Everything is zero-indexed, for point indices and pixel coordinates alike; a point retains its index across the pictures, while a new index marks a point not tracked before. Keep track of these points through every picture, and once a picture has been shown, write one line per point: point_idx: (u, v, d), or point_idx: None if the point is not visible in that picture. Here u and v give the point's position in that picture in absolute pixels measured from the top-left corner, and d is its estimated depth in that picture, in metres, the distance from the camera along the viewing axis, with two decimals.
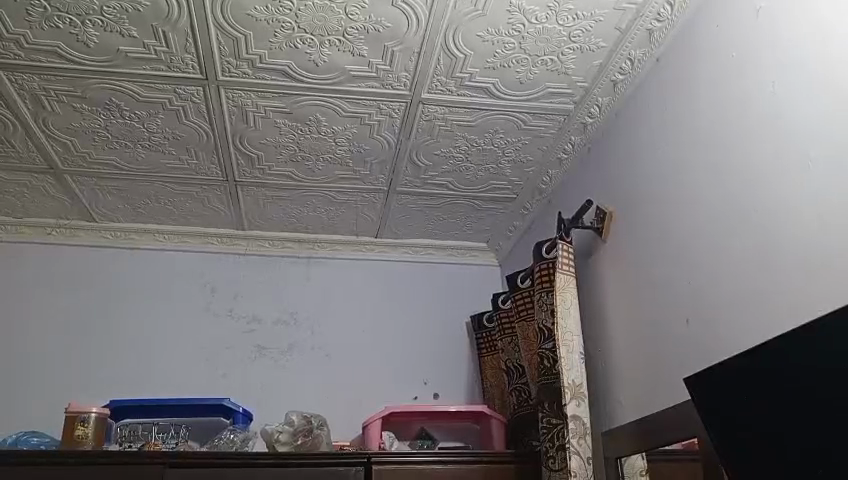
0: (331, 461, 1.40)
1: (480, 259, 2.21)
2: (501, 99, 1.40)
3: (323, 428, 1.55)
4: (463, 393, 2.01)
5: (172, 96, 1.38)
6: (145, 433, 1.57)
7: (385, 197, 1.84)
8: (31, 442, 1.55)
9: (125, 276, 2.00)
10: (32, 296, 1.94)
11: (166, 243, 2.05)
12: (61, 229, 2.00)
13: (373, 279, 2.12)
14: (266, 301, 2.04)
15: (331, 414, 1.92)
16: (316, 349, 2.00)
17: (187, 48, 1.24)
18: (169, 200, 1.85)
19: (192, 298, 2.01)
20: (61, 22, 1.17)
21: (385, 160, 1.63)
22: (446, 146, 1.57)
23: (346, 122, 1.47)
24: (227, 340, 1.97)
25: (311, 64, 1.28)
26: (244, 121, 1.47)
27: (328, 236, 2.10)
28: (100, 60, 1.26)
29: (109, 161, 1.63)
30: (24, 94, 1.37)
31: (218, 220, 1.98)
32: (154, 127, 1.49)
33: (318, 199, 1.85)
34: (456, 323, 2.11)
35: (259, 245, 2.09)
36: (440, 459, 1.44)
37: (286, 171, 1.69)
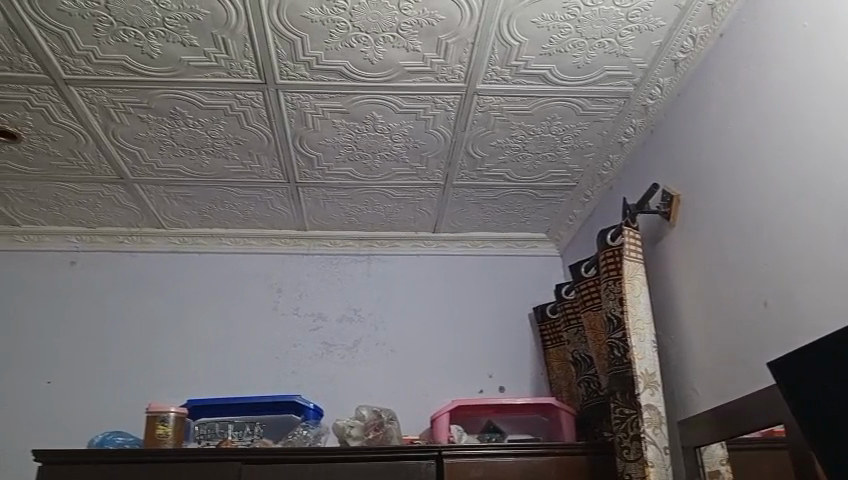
0: (404, 455, 1.41)
1: (540, 250, 2.18)
2: (558, 85, 1.37)
3: (394, 422, 1.57)
4: (529, 386, 2.00)
5: (233, 102, 1.41)
6: (222, 430, 1.61)
7: (443, 191, 1.83)
8: (116, 441, 1.61)
9: (196, 279, 2.07)
10: (109, 302, 2.02)
11: (232, 246, 2.11)
12: (133, 237, 2.08)
13: (433, 275, 2.13)
14: (329, 299, 2.07)
15: (398, 407, 1.94)
16: (380, 346, 2.01)
17: (246, 54, 1.26)
18: (233, 204, 1.90)
19: (259, 298, 2.06)
20: (127, 36, 1.21)
21: (443, 154, 1.63)
22: (504, 136, 1.56)
23: (402, 118, 1.48)
24: (294, 339, 2.01)
25: (366, 62, 1.29)
26: (303, 123, 1.49)
27: (387, 233, 2.11)
28: (164, 71, 1.30)
29: (177, 168, 1.69)
30: (94, 108, 1.43)
31: (280, 222, 2.02)
32: (216, 133, 1.53)
33: (376, 196, 1.86)
34: (519, 315, 2.09)
35: (321, 245, 2.12)
36: (511, 452, 1.43)
37: (345, 170, 1.71)
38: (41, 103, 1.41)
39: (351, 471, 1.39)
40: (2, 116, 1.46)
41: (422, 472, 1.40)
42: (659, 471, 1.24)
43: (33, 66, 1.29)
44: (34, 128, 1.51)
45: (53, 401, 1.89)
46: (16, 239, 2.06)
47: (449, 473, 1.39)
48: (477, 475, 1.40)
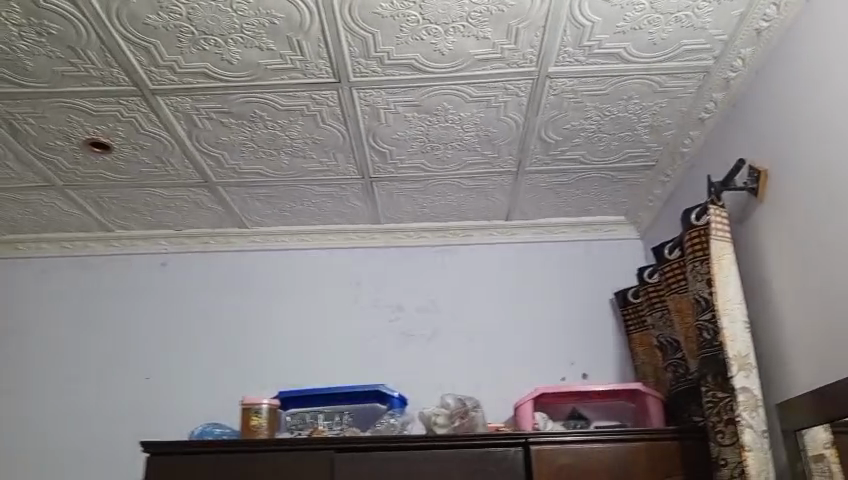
0: (492, 442, 1.42)
1: (619, 233, 2.14)
2: (632, 63, 1.34)
3: (479, 409, 1.59)
4: (613, 372, 1.97)
5: (309, 102, 1.45)
6: (312, 420, 1.67)
7: (516, 178, 1.82)
8: (215, 433, 1.69)
9: (279, 276, 2.14)
10: (199, 301, 2.12)
11: (311, 242, 2.17)
12: (218, 237, 2.17)
13: (508, 263, 2.12)
14: (407, 291, 2.10)
15: (481, 396, 1.95)
16: (459, 335, 2.03)
17: (320, 54, 1.29)
18: (311, 202, 1.95)
19: (340, 292, 2.11)
20: (208, 44, 1.26)
21: (515, 140, 1.62)
22: (578, 119, 1.53)
23: (474, 107, 1.48)
24: (374, 330, 2.05)
25: (436, 54, 1.30)
26: (376, 119, 1.52)
27: (460, 223, 2.12)
28: (243, 75, 1.35)
29: (258, 170, 1.75)
30: (180, 115, 1.50)
31: (355, 217, 2.06)
32: (294, 133, 1.57)
33: (449, 187, 1.87)
34: (599, 300, 2.06)
35: (396, 237, 2.15)
36: (599, 437, 1.42)
37: (417, 163, 1.72)
38: (131, 114, 1.49)
39: (439, 459, 1.41)
40: (96, 129, 1.55)
41: (509, 459, 1.40)
42: (758, 455, 1.21)
43: (122, 79, 1.37)
44: (125, 138, 1.59)
45: (155, 395, 2.00)
46: (112, 244, 2.18)
47: (538, 459, 1.39)
48: (566, 462, 1.39)
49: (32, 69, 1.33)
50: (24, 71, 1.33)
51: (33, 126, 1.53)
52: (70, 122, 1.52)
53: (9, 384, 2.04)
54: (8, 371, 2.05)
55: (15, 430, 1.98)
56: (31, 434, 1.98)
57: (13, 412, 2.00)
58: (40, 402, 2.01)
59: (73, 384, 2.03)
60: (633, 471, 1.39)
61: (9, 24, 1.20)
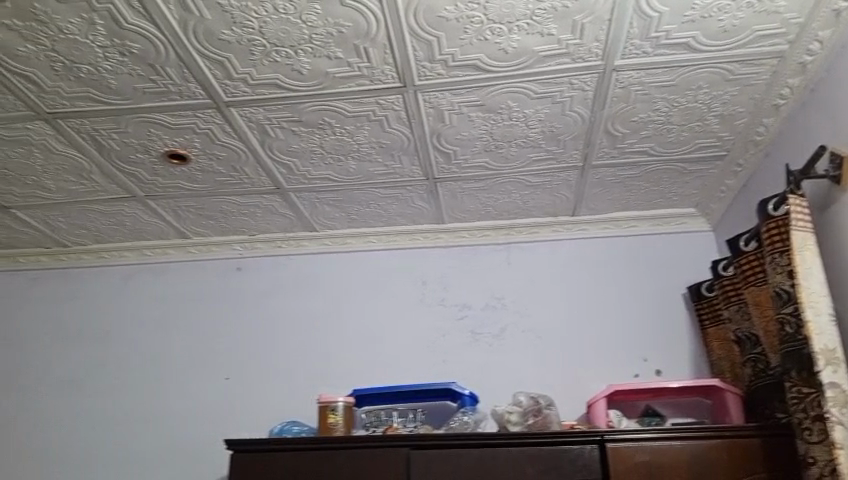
0: (567, 439, 1.41)
1: (689, 226, 2.09)
2: (702, 51, 1.31)
3: (553, 407, 1.58)
4: (688, 368, 1.93)
5: (375, 107, 1.48)
6: (387, 418, 1.71)
7: (582, 173, 1.81)
8: (294, 431, 1.75)
9: (347, 277, 2.19)
10: (271, 303, 2.19)
11: (378, 244, 2.20)
12: (289, 241, 2.23)
13: (575, 259, 2.11)
14: (474, 289, 2.10)
15: (554, 393, 1.94)
16: (527, 333, 2.02)
17: (386, 60, 1.32)
18: (377, 204, 1.99)
19: (408, 292, 2.14)
20: (278, 55, 1.30)
21: (581, 135, 1.61)
22: (646, 111, 1.51)
23: (538, 104, 1.47)
24: (442, 328, 2.07)
25: (500, 53, 1.30)
26: (440, 120, 1.53)
27: (525, 221, 2.12)
28: (312, 84, 1.39)
29: (326, 175, 1.79)
30: (252, 125, 1.55)
31: (420, 217, 2.09)
32: (361, 138, 1.61)
33: (514, 185, 1.87)
34: (671, 295, 2.02)
35: (461, 237, 2.17)
36: (677, 435, 1.39)
37: (482, 162, 1.73)
38: (206, 125, 1.55)
39: (515, 456, 1.40)
40: (174, 141, 1.62)
41: (585, 456, 1.39)
42: None
43: (199, 93, 1.43)
44: (202, 149, 1.66)
45: (234, 394, 2.08)
46: (189, 250, 2.27)
47: (615, 455, 1.38)
48: (644, 460, 1.37)
49: (116, 87, 1.40)
50: (108, 90, 1.41)
51: (117, 141, 1.62)
52: (151, 136, 1.60)
53: (99, 386, 2.15)
54: (97, 373, 2.17)
55: (105, 429, 2.09)
56: (120, 434, 2.08)
57: (103, 413, 2.11)
58: (127, 403, 2.11)
59: (157, 385, 2.13)
60: (714, 468, 1.36)
61: (95, 46, 1.28)
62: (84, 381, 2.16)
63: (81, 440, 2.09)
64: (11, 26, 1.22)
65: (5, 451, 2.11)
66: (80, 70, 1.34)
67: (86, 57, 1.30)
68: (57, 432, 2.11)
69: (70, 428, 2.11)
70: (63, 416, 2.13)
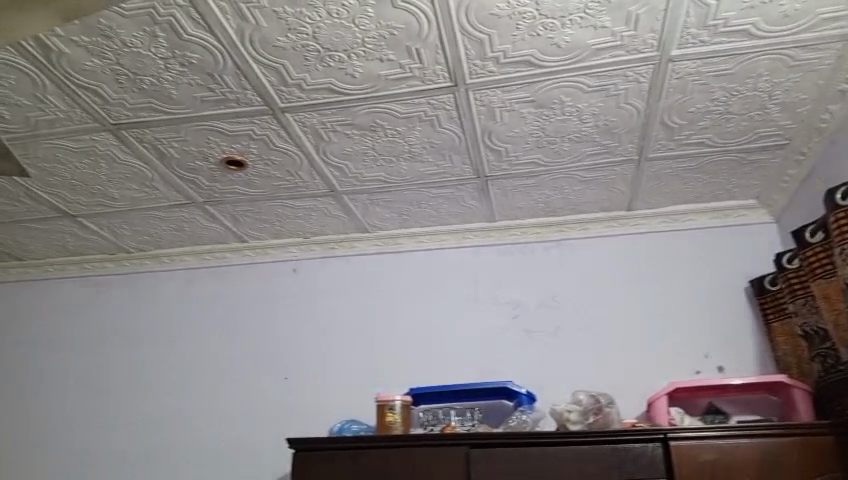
0: (630, 438, 1.38)
1: (750, 218, 2.03)
2: (762, 38, 1.27)
3: (613, 406, 1.56)
4: (752, 364, 1.87)
5: (427, 108, 1.49)
6: (445, 417, 1.71)
7: (636, 167, 1.78)
8: (353, 429, 1.77)
9: (401, 277, 2.21)
10: (326, 303, 2.22)
11: (430, 243, 2.21)
12: (342, 243, 2.27)
13: (631, 255, 2.07)
14: (527, 287, 2.09)
15: (612, 391, 1.91)
16: (583, 331, 2.00)
17: (437, 60, 1.32)
18: (429, 204, 2.00)
19: (460, 290, 2.14)
20: (332, 60, 1.32)
21: (636, 128, 1.58)
22: (704, 101, 1.47)
23: (592, 98, 1.46)
24: (496, 327, 2.06)
25: (553, 48, 1.29)
26: (492, 118, 1.53)
27: (578, 217, 2.09)
28: (365, 87, 1.41)
29: (378, 176, 1.81)
30: (307, 130, 1.58)
31: (471, 216, 2.09)
32: (413, 139, 1.62)
33: (566, 180, 1.85)
34: (733, 289, 1.97)
35: (512, 234, 2.16)
36: (744, 433, 1.35)
37: (533, 158, 1.72)
38: (263, 131, 1.59)
39: (576, 454, 1.39)
40: (232, 147, 1.66)
41: (649, 455, 1.37)
42: None
43: (255, 100, 1.46)
44: (258, 155, 1.70)
45: (291, 394, 2.12)
46: (246, 253, 2.33)
47: (679, 454, 1.35)
48: (710, 459, 1.34)
49: (176, 97, 1.45)
50: (169, 100, 1.45)
51: (177, 149, 1.67)
52: (209, 143, 1.64)
53: (162, 387, 2.22)
54: (161, 375, 2.24)
55: (169, 429, 2.16)
56: (183, 433, 2.14)
57: (166, 413, 2.18)
58: (190, 403, 2.18)
59: (218, 386, 2.18)
60: (784, 467, 1.32)
61: (157, 58, 1.32)
62: (148, 383, 2.24)
63: (146, 439, 2.16)
64: (79, 42, 1.27)
65: (77, 452, 2.19)
66: (142, 81, 1.39)
67: (148, 69, 1.35)
68: (124, 432, 2.18)
69: (136, 428, 2.18)
70: (129, 416, 2.20)
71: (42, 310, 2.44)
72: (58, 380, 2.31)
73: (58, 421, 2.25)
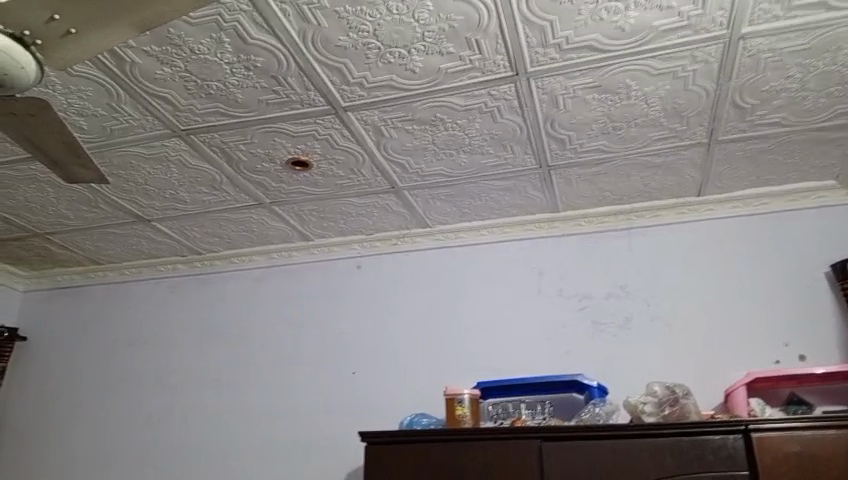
0: (708, 431, 1.34)
1: (829, 200, 1.94)
2: (842, 9, 1.21)
3: (690, 397, 1.52)
4: (836, 352, 1.78)
5: (487, 99, 1.48)
6: (515, 410, 1.70)
7: (707, 150, 1.72)
8: (423, 423, 1.78)
9: (464, 270, 2.21)
10: (391, 298, 2.25)
11: (493, 236, 2.20)
12: (405, 239, 2.28)
13: (702, 242, 2.01)
14: (594, 278, 2.06)
15: (687, 382, 1.86)
16: (655, 321, 1.95)
17: (498, 50, 1.31)
18: (491, 196, 1.99)
19: (525, 282, 2.12)
20: (393, 56, 1.33)
21: (705, 110, 1.53)
22: (778, 79, 1.41)
23: (659, 80, 1.42)
24: (563, 320, 2.03)
25: (617, 31, 1.26)
26: (555, 106, 1.51)
27: (645, 204, 2.04)
28: (425, 82, 1.41)
29: (439, 170, 1.81)
30: (368, 127, 1.59)
31: (534, 207, 2.07)
32: (474, 131, 1.61)
33: (634, 166, 1.80)
34: (813, 275, 1.88)
35: (577, 225, 2.12)
36: (831, 424, 1.29)
37: (598, 145, 1.68)
38: (326, 131, 1.61)
39: (652, 447, 1.35)
40: (296, 148, 1.69)
41: (728, 448, 1.32)
42: None
43: (318, 100, 1.48)
44: (322, 154, 1.72)
45: (359, 389, 2.15)
46: (312, 251, 2.37)
47: (761, 446, 1.30)
48: (794, 451, 1.29)
49: (242, 101, 1.48)
50: (235, 103, 1.49)
51: (244, 151, 1.71)
52: (275, 145, 1.68)
53: (234, 384, 2.29)
54: (232, 372, 2.31)
55: (245, 425, 2.21)
56: (259, 430, 2.19)
57: (238, 409, 2.25)
58: (261, 400, 2.23)
59: (286, 383, 2.23)
60: None
61: (223, 64, 1.35)
62: (222, 380, 2.31)
63: (223, 436, 2.22)
64: (151, 51, 1.32)
65: (154, 446, 2.28)
66: (209, 87, 1.43)
67: (215, 74, 1.39)
68: (203, 429, 2.26)
69: (214, 424, 2.25)
70: (202, 412, 2.28)
71: (119, 311, 2.56)
72: (139, 379, 2.41)
73: (140, 419, 2.34)
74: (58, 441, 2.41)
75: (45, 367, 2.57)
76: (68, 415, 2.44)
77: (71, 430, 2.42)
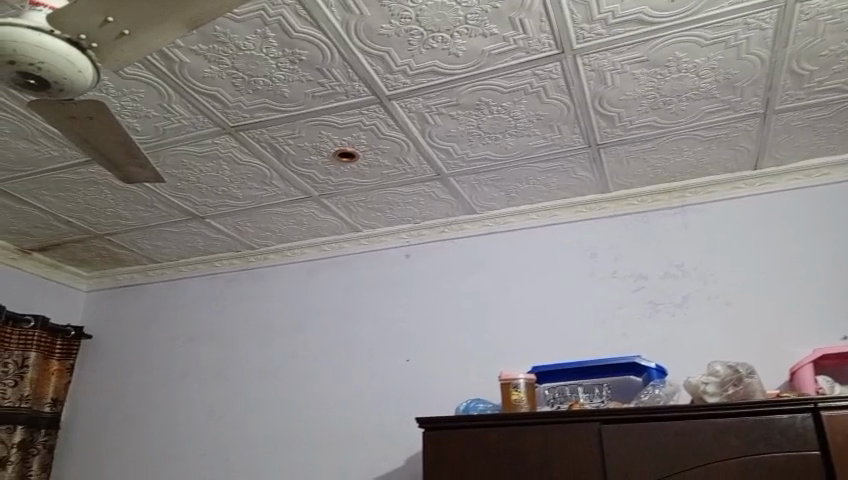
0: (775, 410, 1.30)
1: None
2: None
3: (754, 375, 1.48)
4: None
5: (533, 79, 1.46)
6: (572, 394, 1.68)
7: (763, 121, 1.66)
8: (479, 408, 1.78)
9: (513, 255, 2.19)
10: (442, 284, 2.25)
11: (542, 219, 2.18)
12: (452, 226, 2.28)
13: (761, 217, 1.94)
14: (648, 258, 2.01)
15: (750, 361, 1.81)
16: (714, 299, 1.90)
17: (542, 28, 1.29)
18: (539, 179, 1.96)
19: (577, 265, 2.09)
20: (436, 41, 1.32)
21: (760, 79, 1.48)
22: (839, 42, 1.35)
23: (711, 51, 1.37)
24: (617, 301, 2.00)
25: (665, 2, 1.23)
26: (603, 82, 1.48)
27: (699, 180, 1.99)
28: (469, 65, 1.40)
29: (485, 155, 1.80)
30: (413, 115, 1.59)
31: (583, 188, 2.04)
32: (520, 113, 1.59)
33: (686, 141, 1.75)
34: None
35: (629, 204, 2.08)
36: None
37: (649, 120, 1.64)
38: (371, 121, 1.62)
39: (717, 428, 1.32)
40: (343, 139, 1.70)
41: (798, 427, 1.27)
42: None
43: (363, 90, 1.49)
44: (368, 144, 1.73)
45: (414, 375, 2.16)
46: (362, 242, 2.40)
47: (833, 426, 1.25)
48: None
49: (288, 95, 1.50)
50: (282, 98, 1.51)
51: (292, 145, 1.73)
52: (322, 137, 1.69)
53: (292, 374, 2.33)
54: (289, 363, 2.35)
55: (303, 416, 2.25)
56: (318, 419, 2.23)
57: (297, 398, 2.29)
58: (318, 389, 2.27)
59: (342, 371, 2.26)
60: None
61: (269, 59, 1.37)
62: (279, 370, 2.36)
63: (283, 426, 2.27)
64: (198, 50, 1.35)
65: (218, 436, 2.35)
66: (256, 82, 1.45)
67: (261, 70, 1.41)
68: (263, 419, 2.31)
69: (273, 415, 2.30)
70: (263, 402, 2.33)
71: (178, 307, 2.63)
72: (201, 372, 2.48)
73: (203, 410, 2.41)
74: (127, 434, 2.50)
75: (111, 363, 2.66)
76: (135, 409, 2.53)
77: (138, 422, 2.50)
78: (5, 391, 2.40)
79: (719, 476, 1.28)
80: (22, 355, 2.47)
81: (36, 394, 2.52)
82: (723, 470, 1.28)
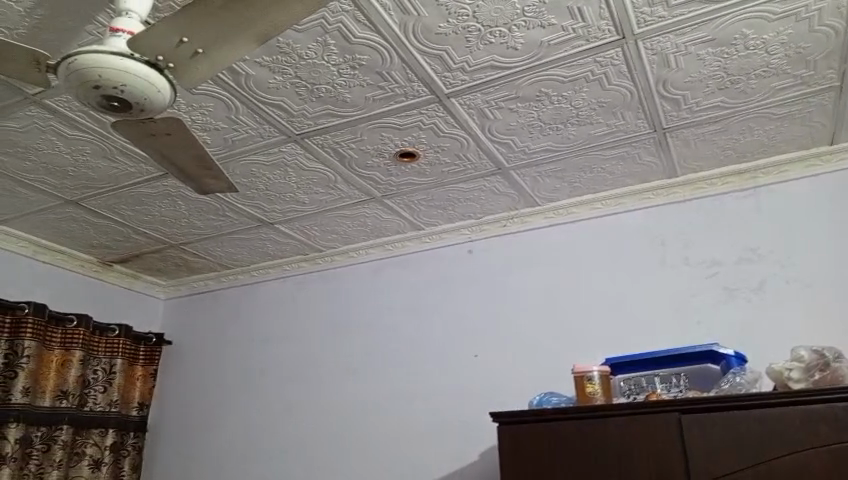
0: None
1: None
2: None
3: (842, 360, 1.42)
4: None
5: (593, 66, 1.44)
6: (649, 384, 1.64)
7: (839, 94, 1.59)
8: (553, 401, 1.77)
9: (581, 245, 2.17)
10: (510, 278, 2.24)
11: (607, 208, 2.15)
12: (514, 219, 2.27)
13: (841, 194, 1.85)
14: (722, 243, 1.95)
15: (838, 344, 1.73)
16: (793, 282, 1.83)
17: (602, 14, 1.27)
18: (602, 167, 1.93)
19: (648, 253, 2.05)
20: (494, 36, 1.32)
21: (835, 51, 1.41)
22: None
23: (780, 25, 1.32)
24: (691, 289, 1.95)
25: None
26: (666, 65, 1.44)
27: (771, 161, 1.92)
28: (528, 57, 1.39)
29: (546, 146, 1.79)
30: (472, 111, 1.60)
31: (649, 174, 2.00)
32: (581, 102, 1.58)
33: (756, 120, 1.70)
34: None
35: (697, 188, 2.03)
36: None
37: (717, 101, 1.59)
38: (431, 120, 1.63)
39: (803, 415, 1.27)
40: (404, 140, 1.73)
41: None
42: None
43: (422, 90, 1.50)
44: (428, 143, 1.75)
45: (487, 370, 2.16)
46: (425, 240, 2.42)
47: None
48: None
49: (350, 100, 1.53)
50: (344, 103, 1.54)
51: (355, 149, 1.77)
52: (383, 139, 1.72)
53: (367, 372, 2.37)
54: (362, 361, 2.40)
55: (379, 412, 2.29)
56: (392, 415, 2.26)
57: (372, 395, 2.33)
58: (393, 386, 2.30)
59: (415, 368, 2.29)
60: None
61: (331, 65, 1.40)
62: (354, 368, 2.40)
63: (359, 424, 2.31)
64: (263, 62, 1.39)
65: (298, 433, 2.41)
66: (319, 89, 1.49)
67: (324, 77, 1.44)
68: (339, 417, 2.36)
69: (349, 413, 2.34)
70: (339, 399, 2.38)
71: (253, 310, 2.72)
72: (278, 372, 2.55)
73: (282, 410, 2.48)
74: (211, 434, 2.60)
75: (193, 367, 2.77)
76: (217, 410, 2.63)
77: (221, 423, 2.60)
78: (96, 396, 2.52)
79: (810, 465, 1.24)
80: (110, 361, 2.60)
81: (124, 397, 2.65)
82: (815, 458, 1.24)
